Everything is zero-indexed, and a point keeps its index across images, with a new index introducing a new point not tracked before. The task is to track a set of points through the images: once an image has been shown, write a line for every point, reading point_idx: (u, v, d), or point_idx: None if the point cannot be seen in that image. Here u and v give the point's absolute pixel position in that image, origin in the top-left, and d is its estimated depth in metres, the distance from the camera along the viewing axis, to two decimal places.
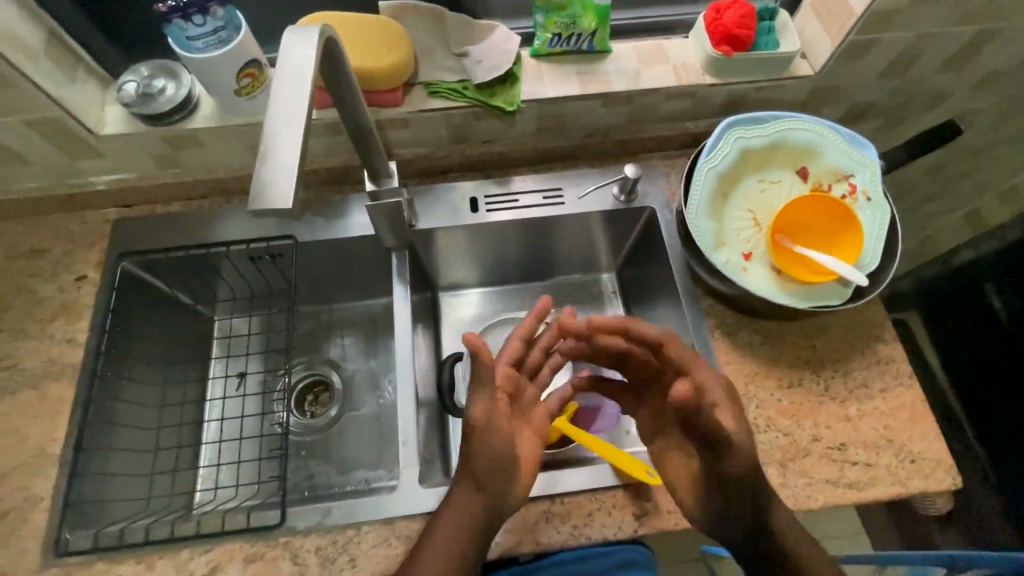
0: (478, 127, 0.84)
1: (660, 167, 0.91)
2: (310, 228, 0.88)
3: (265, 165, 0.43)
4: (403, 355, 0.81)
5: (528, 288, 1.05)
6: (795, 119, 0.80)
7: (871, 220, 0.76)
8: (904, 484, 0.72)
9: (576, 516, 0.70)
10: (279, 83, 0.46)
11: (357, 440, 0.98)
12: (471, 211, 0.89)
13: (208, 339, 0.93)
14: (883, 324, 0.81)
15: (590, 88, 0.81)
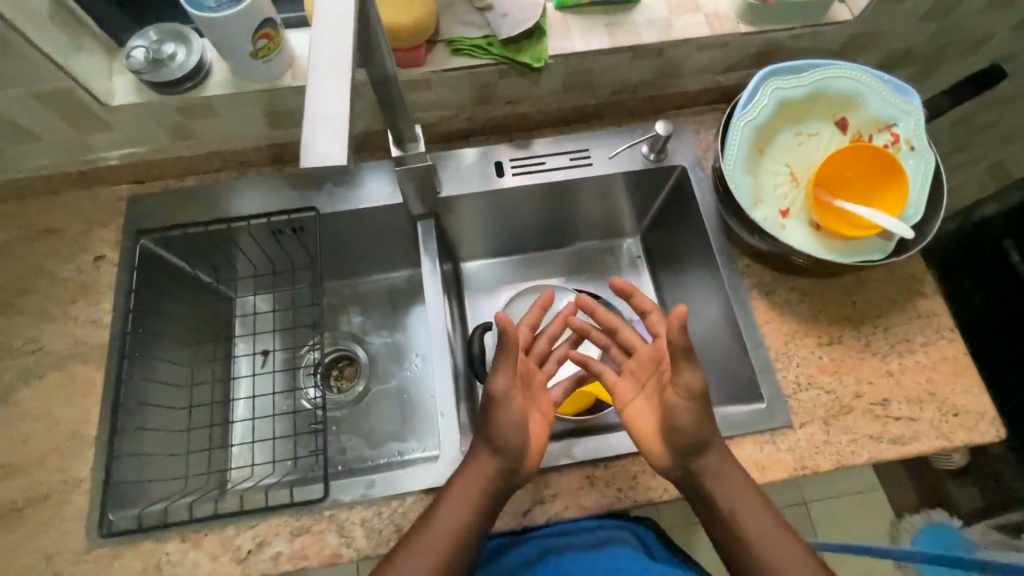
0: (502, 86, 0.81)
1: (690, 123, 0.88)
2: (331, 198, 0.85)
3: (312, 120, 0.40)
4: (436, 324, 0.79)
5: (551, 255, 1.03)
6: (837, 67, 0.76)
7: (915, 170, 0.74)
8: (948, 438, 0.71)
9: (620, 480, 0.69)
10: (319, 33, 0.43)
11: (387, 413, 0.97)
12: (497, 176, 0.86)
13: (232, 316, 0.92)
14: (924, 279, 0.79)
15: (620, 41, 0.77)
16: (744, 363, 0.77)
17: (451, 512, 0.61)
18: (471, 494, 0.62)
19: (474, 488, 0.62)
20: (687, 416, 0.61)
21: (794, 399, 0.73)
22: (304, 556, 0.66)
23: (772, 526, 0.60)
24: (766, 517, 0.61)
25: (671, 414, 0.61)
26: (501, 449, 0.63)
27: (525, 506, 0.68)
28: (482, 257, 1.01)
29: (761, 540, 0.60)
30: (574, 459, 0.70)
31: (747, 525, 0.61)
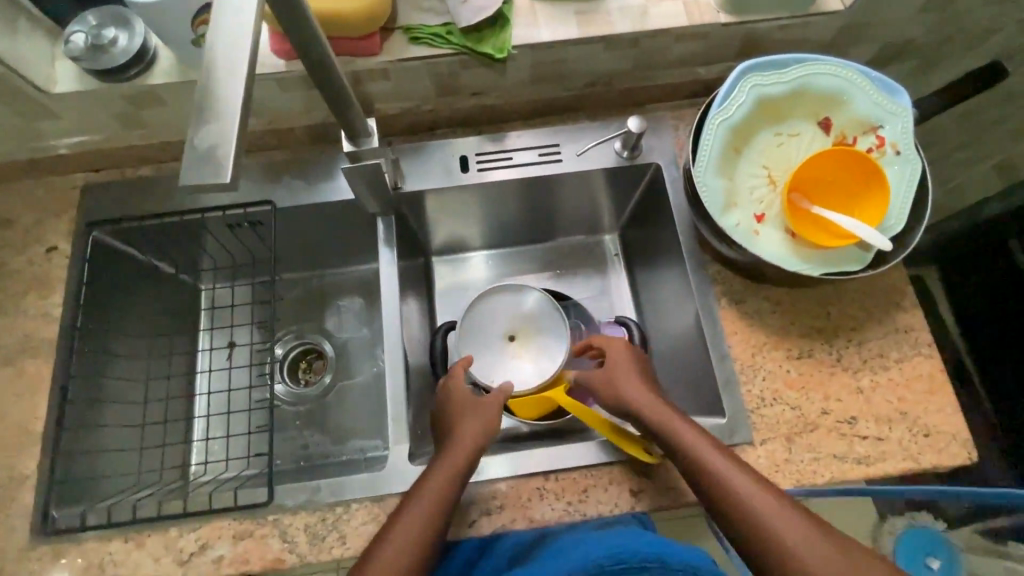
0: (465, 77, 0.77)
1: (667, 119, 0.83)
2: (290, 192, 0.83)
3: (200, 131, 0.36)
4: (392, 325, 0.77)
5: (543, 250, 1.00)
6: (822, 62, 0.71)
7: (899, 177, 0.69)
8: (916, 459, 0.68)
9: (570, 493, 0.68)
10: (216, 31, 0.39)
11: (352, 409, 0.95)
12: (461, 171, 0.82)
13: (193, 309, 0.90)
14: (904, 291, 0.75)
15: (589, 30, 0.72)
16: (709, 374, 0.74)
17: (419, 508, 0.58)
18: (439, 489, 0.60)
19: (444, 482, 0.60)
20: (647, 399, 0.66)
21: (757, 415, 0.70)
22: (246, 560, 0.65)
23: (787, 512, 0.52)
24: (773, 497, 0.54)
25: (627, 397, 0.67)
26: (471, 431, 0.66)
27: (472, 516, 0.67)
28: (482, 248, 0.99)
29: (788, 532, 0.51)
30: (524, 470, 0.68)
31: (762, 512, 0.53)
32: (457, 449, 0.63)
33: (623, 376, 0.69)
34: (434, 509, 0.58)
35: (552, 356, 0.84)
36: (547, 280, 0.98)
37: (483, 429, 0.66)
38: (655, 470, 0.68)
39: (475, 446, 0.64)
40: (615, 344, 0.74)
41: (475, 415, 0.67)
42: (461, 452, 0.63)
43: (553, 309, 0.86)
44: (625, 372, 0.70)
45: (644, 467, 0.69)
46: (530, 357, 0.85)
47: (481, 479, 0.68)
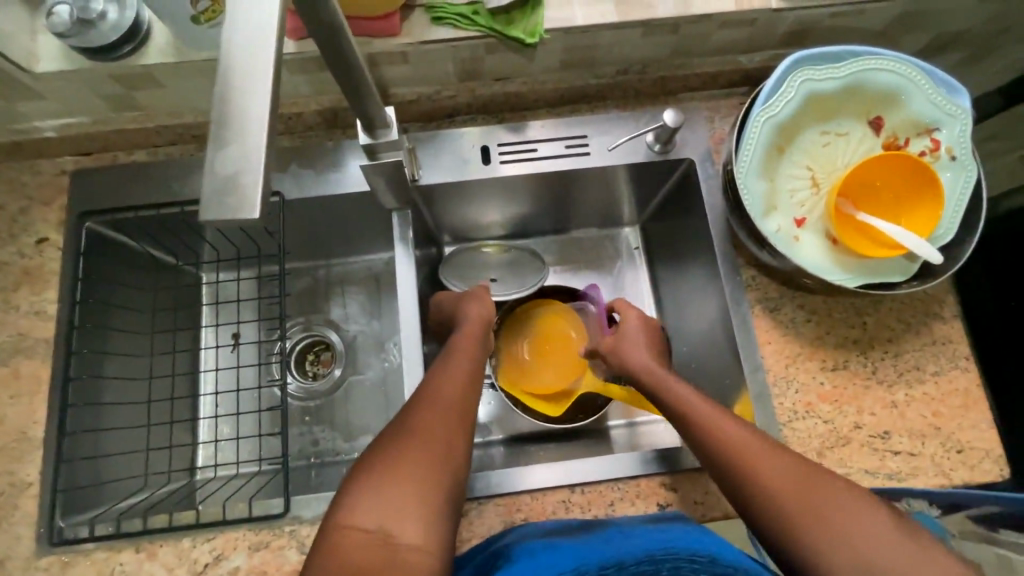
0: (490, 61, 0.71)
1: (702, 111, 0.78)
2: (296, 181, 0.77)
3: (221, 154, 0.31)
4: (409, 327, 0.74)
5: (566, 242, 0.96)
6: (879, 58, 0.66)
7: (952, 184, 0.65)
8: (948, 475, 0.67)
9: (597, 505, 0.66)
10: (235, 30, 0.33)
11: (362, 406, 0.92)
12: (481, 163, 0.77)
13: (195, 303, 0.86)
14: (944, 300, 0.73)
15: (628, 13, 0.66)
16: (740, 385, 0.72)
17: (457, 367, 0.63)
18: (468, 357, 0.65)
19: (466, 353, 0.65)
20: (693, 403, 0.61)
21: (789, 429, 0.68)
22: (264, 572, 0.63)
23: (797, 467, 0.53)
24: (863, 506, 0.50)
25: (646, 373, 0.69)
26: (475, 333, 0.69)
27: (496, 528, 0.65)
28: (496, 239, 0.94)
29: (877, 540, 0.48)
30: (550, 482, 0.66)
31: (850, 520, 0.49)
32: (466, 327, 0.70)
33: (632, 350, 0.73)
34: (468, 373, 0.62)
35: (529, 284, 0.85)
36: (574, 272, 0.94)
37: (487, 308, 0.74)
38: (682, 483, 0.67)
39: (482, 326, 0.71)
40: (630, 316, 0.77)
41: (474, 299, 0.74)
42: (471, 331, 0.69)
43: (526, 250, 0.88)
44: (634, 346, 0.73)
45: (672, 480, 0.67)
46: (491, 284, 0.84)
47: (506, 491, 0.66)
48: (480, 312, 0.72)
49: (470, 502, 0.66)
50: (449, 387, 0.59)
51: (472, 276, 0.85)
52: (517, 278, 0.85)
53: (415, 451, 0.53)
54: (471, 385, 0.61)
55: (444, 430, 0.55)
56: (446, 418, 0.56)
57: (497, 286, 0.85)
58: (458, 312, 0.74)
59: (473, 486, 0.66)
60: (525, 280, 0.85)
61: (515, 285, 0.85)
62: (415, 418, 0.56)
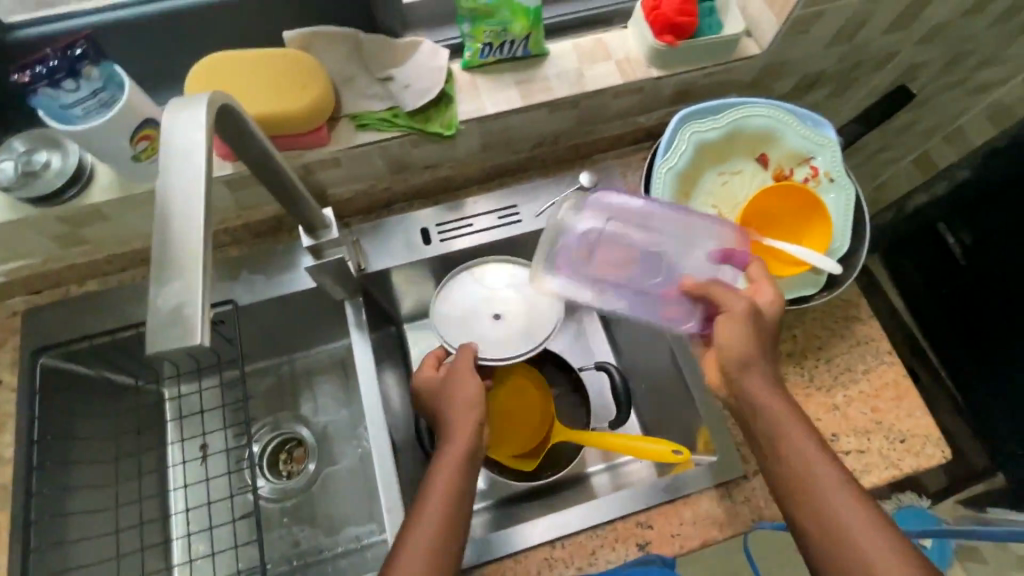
0: (417, 154, 0.78)
1: (616, 167, 0.87)
2: (249, 287, 0.81)
3: (163, 291, 0.35)
4: (373, 408, 0.76)
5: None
6: (751, 106, 0.76)
7: (836, 203, 0.74)
8: (897, 466, 0.72)
9: (580, 557, 0.67)
10: (168, 181, 0.38)
11: (340, 496, 0.91)
12: (424, 244, 0.83)
13: (159, 421, 0.86)
14: (859, 303, 0.80)
15: (530, 97, 0.75)
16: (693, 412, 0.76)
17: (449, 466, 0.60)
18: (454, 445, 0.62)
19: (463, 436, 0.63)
20: (779, 416, 0.57)
21: (745, 447, 0.72)
22: None
23: (859, 513, 0.51)
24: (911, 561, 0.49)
25: (747, 372, 0.60)
26: (470, 408, 0.65)
27: None
28: None
29: None
30: (530, 541, 0.67)
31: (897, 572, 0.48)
32: (461, 398, 0.66)
33: (734, 339, 0.60)
34: (463, 460, 0.61)
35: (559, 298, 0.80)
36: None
37: (473, 386, 0.67)
38: (657, 520, 0.69)
39: (476, 392, 0.67)
40: (762, 290, 0.64)
41: (461, 368, 0.69)
42: (462, 402, 0.66)
43: (515, 260, 0.83)
44: (737, 330, 0.60)
45: (645, 517, 0.69)
46: (494, 329, 0.78)
47: (487, 558, 0.67)
48: (469, 377, 0.68)
49: None
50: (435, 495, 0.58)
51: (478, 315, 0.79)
52: (519, 328, 0.78)
53: (419, 562, 0.53)
54: (462, 483, 0.59)
55: (447, 532, 0.56)
56: (446, 519, 0.56)
57: (526, 311, 0.79)
58: (447, 381, 0.69)
59: None
60: (525, 334, 0.78)
61: (518, 336, 0.78)
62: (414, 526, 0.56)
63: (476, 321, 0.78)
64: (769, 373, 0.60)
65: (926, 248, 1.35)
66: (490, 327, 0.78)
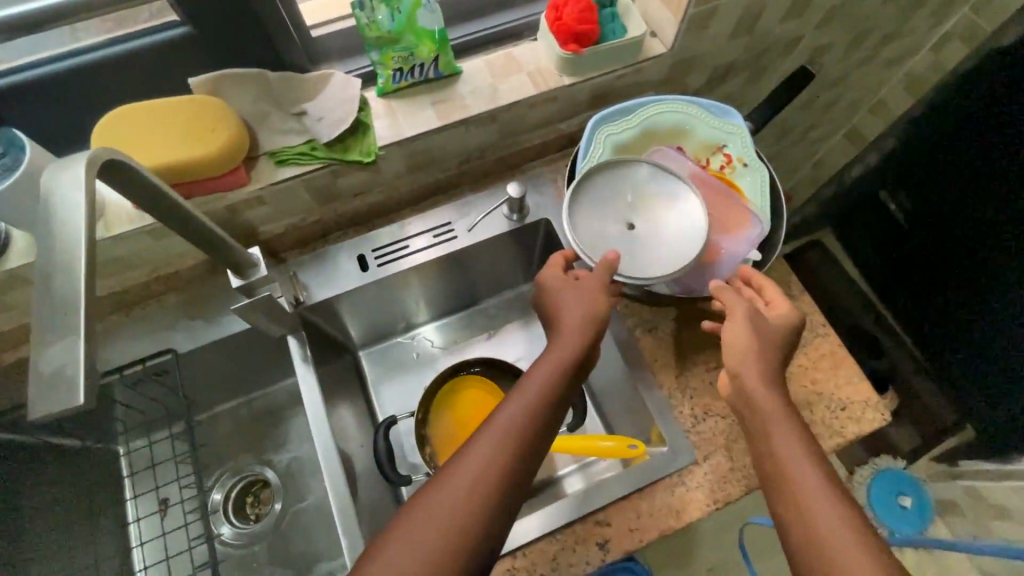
0: (343, 183, 0.78)
1: (545, 175, 0.90)
2: (191, 334, 0.80)
3: (44, 354, 0.34)
4: (324, 440, 0.75)
5: (467, 316, 1.02)
6: (658, 104, 0.79)
7: (752, 185, 0.76)
8: (841, 434, 0.74)
9: (542, 563, 0.68)
10: (47, 244, 0.38)
11: (309, 533, 0.90)
12: (363, 270, 0.83)
13: (112, 480, 0.84)
14: (790, 281, 0.82)
15: (447, 116, 0.76)
16: (642, 405, 0.77)
17: (510, 416, 0.55)
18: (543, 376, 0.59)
19: (550, 384, 0.59)
20: (777, 409, 0.56)
21: (694, 433, 0.74)
22: None
23: (838, 512, 0.48)
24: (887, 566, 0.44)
25: (748, 364, 0.59)
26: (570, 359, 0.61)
27: None
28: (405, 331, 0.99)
29: None
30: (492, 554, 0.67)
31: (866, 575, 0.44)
32: (566, 335, 0.64)
33: (741, 336, 0.60)
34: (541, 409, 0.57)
35: (687, 223, 0.71)
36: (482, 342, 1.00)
37: (591, 311, 0.65)
38: (614, 517, 0.69)
39: (578, 336, 0.63)
40: (778, 303, 0.65)
41: (580, 296, 0.66)
42: (562, 348, 0.62)
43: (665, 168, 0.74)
44: (745, 330, 0.60)
45: (603, 515, 0.69)
46: (622, 237, 0.72)
47: None
48: (580, 309, 0.65)
49: None
50: (491, 442, 0.53)
51: (606, 215, 0.73)
52: (661, 239, 0.71)
53: (449, 499, 0.49)
54: (524, 439, 0.54)
55: (494, 474, 0.51)
56: (500, 463, 0.52)
57: (649, 237, 0.71)
58: (559, 308, 0.67)
59: None
60: (681, 243, 0.70)
61: (657, 250, 0.70)
62: (444, 479, 0.51)
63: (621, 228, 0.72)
64: (773, 372, 0.59)
65: (873, 214, 1.42)
66: (618, 232, 0.72)
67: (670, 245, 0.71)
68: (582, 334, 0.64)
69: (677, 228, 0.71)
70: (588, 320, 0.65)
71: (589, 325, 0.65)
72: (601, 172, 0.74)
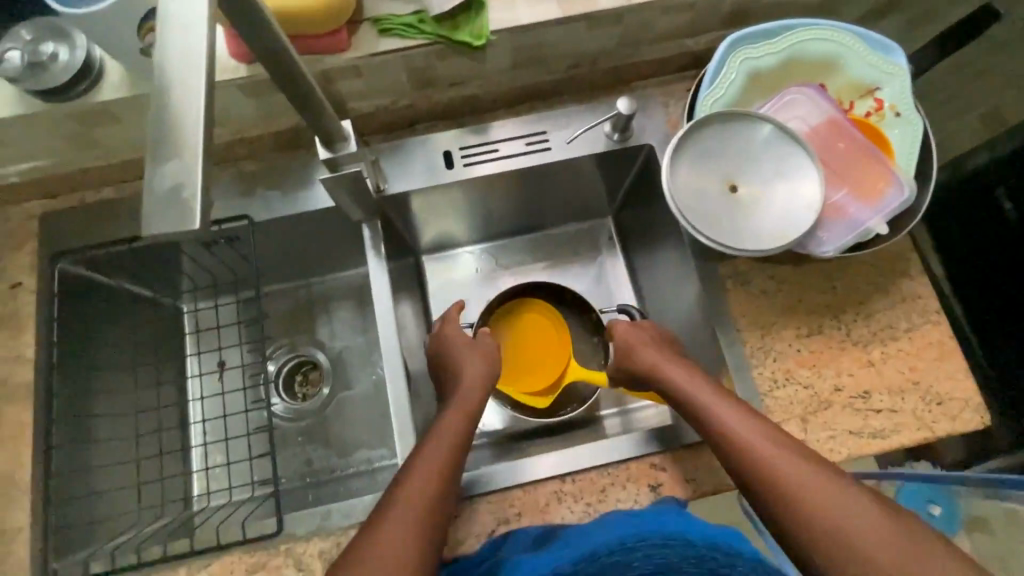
0: (442, 67, 0.72)
1: (657, 97, 0.80)
2: (266, 204, 0.78)
3: (160, 170, 0.32)
4: (388, 333, 0.74)
5: (536, 239, 0.97)
6: (811, 28, 0.68)
7: (901, 140, 0.66)
8: (931, 428, 0.68)
9: (590, 493, 0.67)
10: (163, 54, 0.34)
11: (353, 420, 0.92)
12: (446, 168, 0.78)
13: (177, 335, 0.86)
14: (910, 258, 0.74)
15: (571, 8, 0.67)
16: (718, 359, 0.73)
17: (441, 438, 0.61)
18: (458, 424, 0.63)
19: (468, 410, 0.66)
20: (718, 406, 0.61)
21: (771, 398, 0.69)
22: None
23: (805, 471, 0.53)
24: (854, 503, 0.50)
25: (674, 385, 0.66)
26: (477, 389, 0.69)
27: (491, 526, 0.66)
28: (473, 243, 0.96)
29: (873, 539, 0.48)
30: (542, 474, 0.67)
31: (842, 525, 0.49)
32: (468, 375, 0.70)
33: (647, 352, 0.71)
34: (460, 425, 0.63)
35: (797, 195, 0.64)
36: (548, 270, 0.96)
37: (479, 373, 0.70)
38: (671, 463, 0.67)
39: (480, 379, 0.70)
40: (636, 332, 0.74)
41: (469, 355, 0.73)
42: (478, 385, 0.69)
43: (784, 128, 0.65)
44: (648, 354, 0.71)
45: (661, 459, 0.67)
46: (720, 197, 0.66)
47: (499, 486, 0.66)
48: (469, 361, 0.72)
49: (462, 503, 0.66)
50: (423, 472, 0.57)
51: (708, 167, 0.66)
52: (763, 209, 0.65)
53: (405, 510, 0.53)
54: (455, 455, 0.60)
55: (436, 487, 0.56)
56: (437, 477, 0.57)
57: (750, 205, 0.65)
58: (454, 362, 0.72)
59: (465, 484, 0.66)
60: (784, 219, 0.64)
61: (754, 221, 0.65)
62: (397, 497, 0.55)
63: (719, 188, 0.66)
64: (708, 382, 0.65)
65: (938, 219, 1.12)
66: (716, 189, 0.66)
67: (771, 217, 0.64)
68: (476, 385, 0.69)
69: (783, 201, 0.65)
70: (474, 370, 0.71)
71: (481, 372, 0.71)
72: (716, 117, 0.66)
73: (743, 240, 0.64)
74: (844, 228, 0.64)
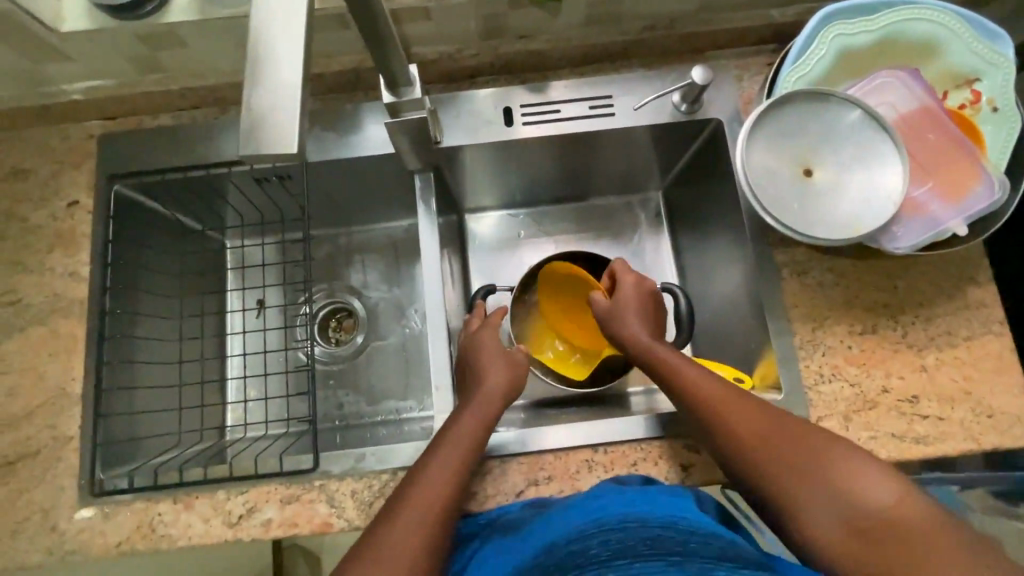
0: (513, 17, 0.71)
1: (731, 69, 0.76)
2: (320, 144, 0.77)
3: (258, 94, 0.37)
4: (432, 287, 0.74)
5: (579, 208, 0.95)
6: (913, 8, 0.63)
7: (994, 137, 0.62)
8: (978, 440, 0.66)
9: (620, 467, 0.67)
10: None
11: (384, 371, 0.93)
12: (504, 124, 0.76)
13: (221, 269, 0.87)
14: (979, 264, 0.71)
15: None
16: (764, 348, 0.71)
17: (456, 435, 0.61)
18: (474, 428, 0.62)
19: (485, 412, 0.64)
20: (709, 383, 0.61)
21: (815, 392, 0.68)
22: (294, 524, 0.66)
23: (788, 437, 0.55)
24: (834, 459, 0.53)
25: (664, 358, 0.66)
26: (499, 390, 0.67)
27: (520, 486, 0.66)
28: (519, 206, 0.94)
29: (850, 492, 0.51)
30: (573, 442, 0.67)
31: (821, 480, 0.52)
32: (492, 376, 0.67)
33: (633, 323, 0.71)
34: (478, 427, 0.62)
35: (875, 186, 0.61)
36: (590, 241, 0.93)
37: (503, 382, 0.67)
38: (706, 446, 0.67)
39: (504, 385, 0.67)
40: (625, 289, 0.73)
41: (497, 358, 0.69)
42: (498, 380, 0.67)
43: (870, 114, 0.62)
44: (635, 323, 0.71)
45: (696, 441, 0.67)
46: (791, 179, 0.63)
47: (531, 449, 0.67)
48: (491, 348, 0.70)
49: (494, 460, 0.67)
50: (434, 471, 0.58)
51: (782, 146, 0.63)
52: (835, 198, 0.62)
53: (415, 507, 0.55)
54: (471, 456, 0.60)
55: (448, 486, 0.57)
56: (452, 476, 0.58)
57: (822, 192, 0.63)
58: (479, 358, 0.70)
59: (496, 445, 0.67)
60: (857, 210, 0.61)
61: (825, 209, 0.62)
62: (412, 494, 0.56)
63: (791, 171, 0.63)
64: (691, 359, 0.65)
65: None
66: (788, 171, 0.63)
67: (844, 207, 0.62)
68: (499, 388, 0.67)
69: (858, 192, 0.62)
70: (496, 369, 0.68)
71: (506, 368, 0.69)
72: (797, 96, 0.63)
73: (811, 227, 0.61)
74: (920, 223, 0.61)
